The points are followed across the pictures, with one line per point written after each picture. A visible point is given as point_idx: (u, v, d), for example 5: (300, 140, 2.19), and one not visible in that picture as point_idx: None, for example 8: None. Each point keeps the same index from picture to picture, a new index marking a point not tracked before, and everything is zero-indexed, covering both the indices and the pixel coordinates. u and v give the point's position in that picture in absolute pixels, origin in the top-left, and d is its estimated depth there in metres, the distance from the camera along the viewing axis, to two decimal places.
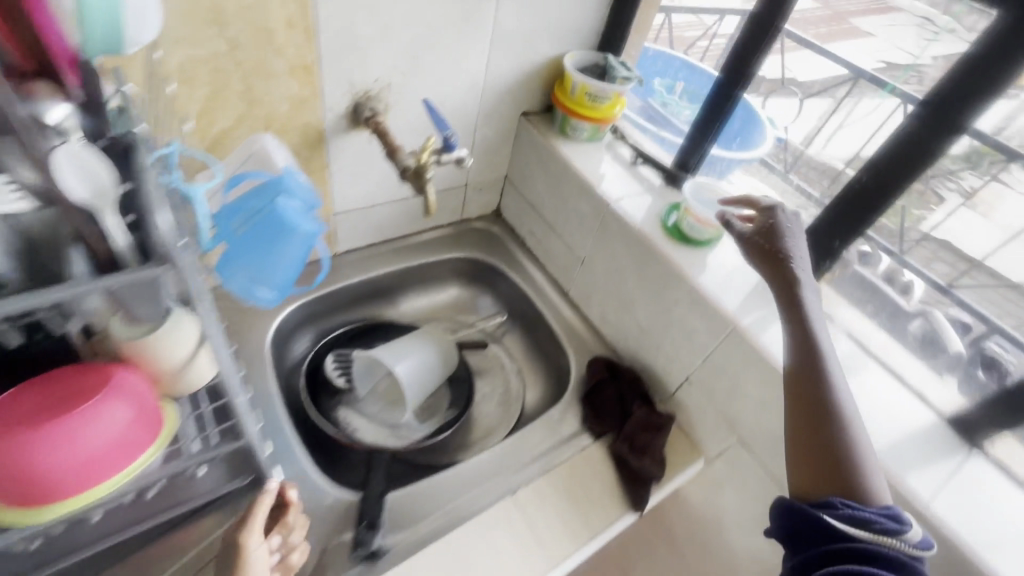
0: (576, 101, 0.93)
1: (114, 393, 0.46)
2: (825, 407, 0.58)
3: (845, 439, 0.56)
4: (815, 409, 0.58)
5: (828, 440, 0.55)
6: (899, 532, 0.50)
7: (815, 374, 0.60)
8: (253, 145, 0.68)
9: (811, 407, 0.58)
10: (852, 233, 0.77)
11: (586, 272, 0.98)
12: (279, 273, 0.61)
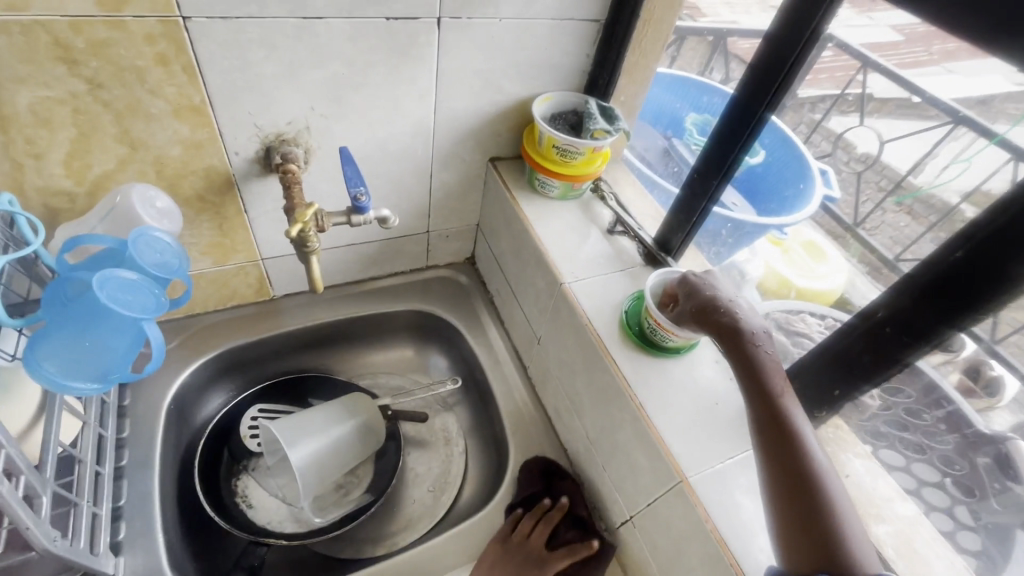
0: (543, 153, 0.78)
1: None
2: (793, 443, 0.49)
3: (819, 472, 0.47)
4: (787, 472, 0.47)
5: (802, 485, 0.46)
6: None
7: (779, 419, 0.50)
8: (116, 198, 0.60)
9: (788, 472, 0.47)
10: (863, 381, 0.54)
11: (542, 354, 0.82)
12: (103, 357, 0.51)
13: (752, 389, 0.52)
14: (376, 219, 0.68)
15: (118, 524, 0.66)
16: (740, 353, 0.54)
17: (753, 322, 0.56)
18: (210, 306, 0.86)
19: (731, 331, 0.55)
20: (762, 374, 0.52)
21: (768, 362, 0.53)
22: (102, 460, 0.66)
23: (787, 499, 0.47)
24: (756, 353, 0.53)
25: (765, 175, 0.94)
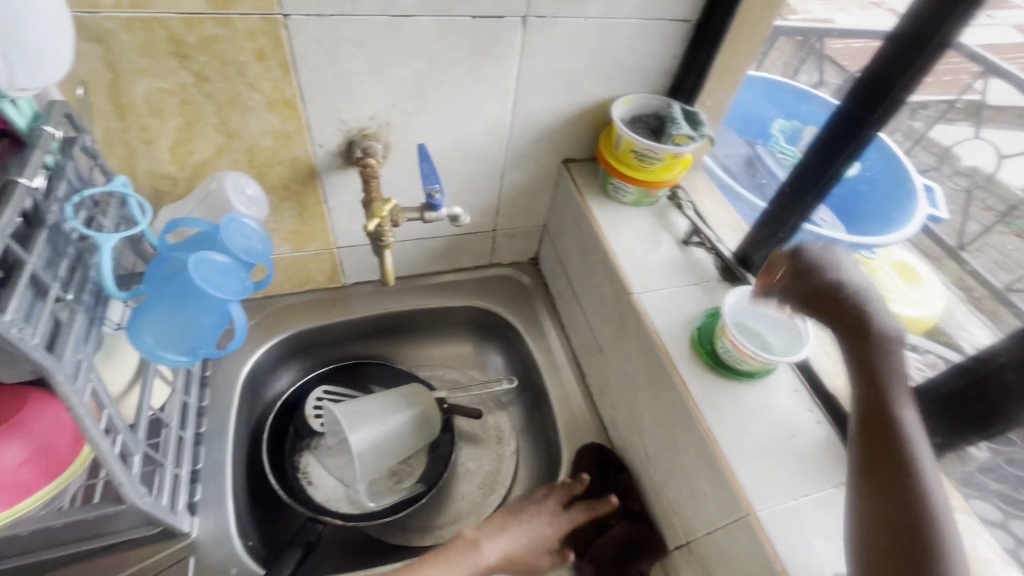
0: (619, 157, 0.76)
1: (16, 431, 0.53)
2: (888, 417, 0.47)
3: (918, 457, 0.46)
4: (888, 493, 0.45)
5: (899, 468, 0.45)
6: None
7: (887, 432, 0.47)
8: (212, 184, 0.64)
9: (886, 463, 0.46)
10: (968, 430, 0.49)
11: (602, 363, 0.80)
12: (193, 334, 0.55)
13: (866, 398, 0.49)
14: (447, 217, 0.68)
15: (195, 486, 0.70)
16: (861, 355, 0.50)
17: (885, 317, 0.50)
18: (286, 288, 0.90)
19: (855, 322, 0.50)
20: (880, 382, 0.48)
21: (891, 367, 0.49)
22: (185, 426, 0.71)
23: (876, 492, 0.46)
24: (877, 357, 0.49)
25: (869, 194, 0.85)
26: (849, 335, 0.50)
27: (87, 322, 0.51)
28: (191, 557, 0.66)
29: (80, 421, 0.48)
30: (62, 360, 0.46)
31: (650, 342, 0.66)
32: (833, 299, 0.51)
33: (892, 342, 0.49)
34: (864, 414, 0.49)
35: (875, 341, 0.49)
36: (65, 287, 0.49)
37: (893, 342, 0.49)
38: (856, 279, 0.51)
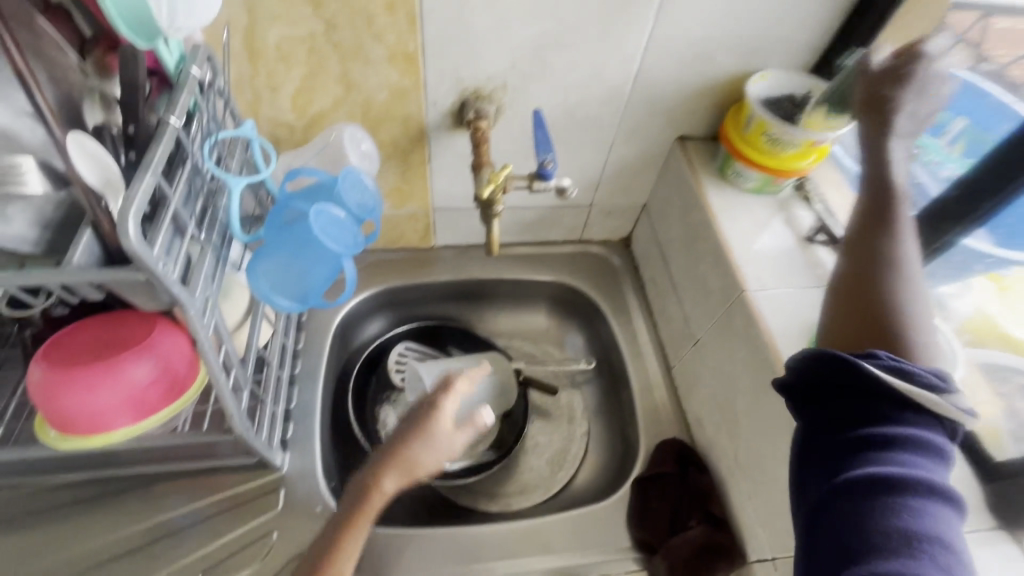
0: (746, 139, 0.69)
1: (148, 352, 0.57)
2: (889, 221, 0.55)
3: (905, 256, 0.53)
4: (871, 326, 0.51)
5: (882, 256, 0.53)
6: (947, 389, 0.46)
7: (882, 234, 0.54)
8: (330, 135, 0.64)
9: (861, 264, 0.54)
10: None
11: (696, 357, 0.76)
12: (303, 283, 0.56)
13: (863, 254, 0.54)
14: (555, 189, 0.65)
15: (288, 424, 0.74)
16: (869, 216, 0.56)
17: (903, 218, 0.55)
18: (380, 244, 0.92)
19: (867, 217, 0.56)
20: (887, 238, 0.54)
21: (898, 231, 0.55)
22: (283, 366, 0.75)
23: (854, 277, 0.54)
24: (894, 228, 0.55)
25: None
26: (867, 210, 0.56)
27: (214, 261, 0.54)
28: (281, 489, 0.70)
29: (204, 353, 0.51)
30: (194, 295, 0.49)
31: (760, 344, 0.62)
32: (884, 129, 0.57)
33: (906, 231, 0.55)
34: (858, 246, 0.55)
35: (891, 212, 0.55)
36: (198, 226, 0.52)
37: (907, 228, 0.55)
38: (900, 124, 0.57)
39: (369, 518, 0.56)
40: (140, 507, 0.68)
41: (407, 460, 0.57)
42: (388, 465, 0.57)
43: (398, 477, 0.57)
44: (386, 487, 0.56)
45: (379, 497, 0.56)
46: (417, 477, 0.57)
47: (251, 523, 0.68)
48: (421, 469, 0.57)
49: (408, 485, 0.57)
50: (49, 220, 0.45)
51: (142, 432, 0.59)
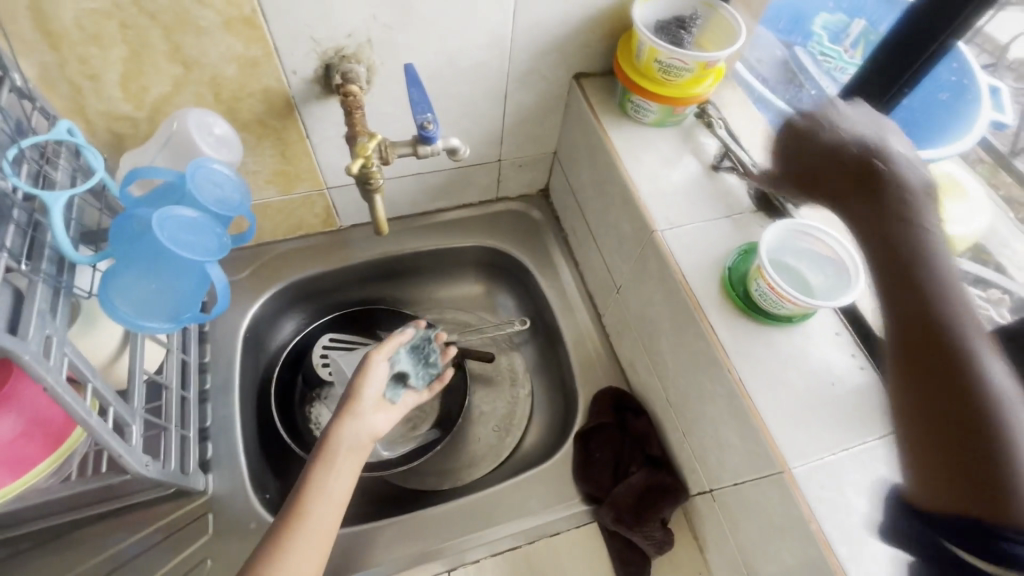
0: (640, 70, 0.65)
1: (6, 406, 0.50)
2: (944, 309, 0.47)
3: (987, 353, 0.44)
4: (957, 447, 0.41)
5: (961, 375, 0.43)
6: None
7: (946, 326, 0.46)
8: (173, 124, 0.56)
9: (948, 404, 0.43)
10: None
11: (621, 304, 0.74)
12: (171, 300, 0.50)
13: (922, 384, 0.45)
14: (444, 151, 0.60)
15: (205, 444, 0.69)
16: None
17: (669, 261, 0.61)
18: (280, 234, 0.84)
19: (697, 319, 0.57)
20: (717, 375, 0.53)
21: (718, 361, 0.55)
22: (187, 385, 0.69)
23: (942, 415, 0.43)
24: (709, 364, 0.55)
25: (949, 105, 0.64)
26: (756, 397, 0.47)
27: (51, 293, 0.46)
28: (210, 513, 0.66)
29: (59, 399, 0.44)
30: (26, 338, 0.42)
31: (675, 284, 0.60)
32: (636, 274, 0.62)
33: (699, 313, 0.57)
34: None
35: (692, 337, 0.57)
36: (17, 257, 0.44)
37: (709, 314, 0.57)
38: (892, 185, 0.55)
39: (344, 452, 0.60)
40: (54, 562, 0.62)
41: (354, 399, 0.65)
42: (341, 411, 0.64)
43: (350, 420, 0.63)
44: (344, 425, 0.62)
45: (341, 432, 0.61)
46: (369, 413, 0.65)
47: (186, 553, 0.64)
48: (365, 404, 0.65)
49: (362, 420, 0.64)
50: None
51: (25, 489, 0.53)
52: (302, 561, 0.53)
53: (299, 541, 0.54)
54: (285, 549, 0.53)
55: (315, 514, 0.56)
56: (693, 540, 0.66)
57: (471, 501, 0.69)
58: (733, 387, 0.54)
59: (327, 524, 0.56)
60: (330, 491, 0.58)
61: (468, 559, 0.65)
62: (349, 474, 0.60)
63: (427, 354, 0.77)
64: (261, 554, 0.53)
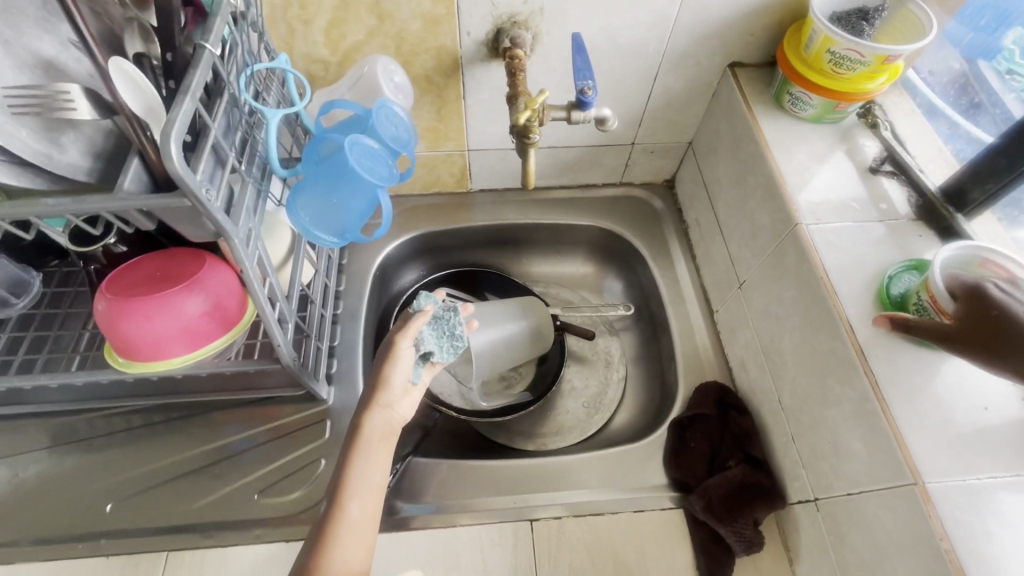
0: (806, 60, 0.64)
1: (197, 287, 0.59)
2: None
3: None
4: None
5: None
6: None
7: None
8: (364, 68, 0.63)
9: None
10: None
11: (741, 300, 0.73)
12: (342, 218, 0.57)
13: None
14: (594, 119, 0.62)
15: (332, 360, 0.77)
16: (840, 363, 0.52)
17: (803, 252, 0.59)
18: (417, 189, 0.92)
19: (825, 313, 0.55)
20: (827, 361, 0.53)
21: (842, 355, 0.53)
22: (326, 306, 0.77)
23: None
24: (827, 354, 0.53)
25: None
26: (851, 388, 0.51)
27: (255, 195, 0.54)
28: (327, 420, 0.73)
29: (249, 283, 0.52)
30: (237, 226, 0.50)
31: (814, 281, 0.58)
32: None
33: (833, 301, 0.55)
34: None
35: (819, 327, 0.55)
36: (238, 158, 0.52)
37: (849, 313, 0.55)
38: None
39: (377, 441, 0.55)
40: (198, 433, 0.72)
41: (379, 388, 0.57)
42: (367, 400, 0.57)
43: (376, 410, 0.56)
44: (371, 416, 0.56)
45: (371, 420, 0.56)
46: (397, 403, 0.58)
47: (304, 449, 0.71)
48: (393, 392, 0.58)
49: (391, 410, 0.57)
50: (99, 150, 0.47)
51: (197, 361, 0.62)
52: (349, 557, 0.49)
53: (342, 535, 0.49)
54: (329, 546, 0.49)
55: (353, 508, 0.51)
56: (783, 552, 0.63)
57: (560, 463, 0.71)
58: (868, 391, 0.51)
59: (370, 515, 0.52)
60: (366, 481, 0.52)
61: (539, 514, 0.66)
62: (383, 463, 0.55)
63: (451, 326, 0.63)
64: (303, 557, 0.48)
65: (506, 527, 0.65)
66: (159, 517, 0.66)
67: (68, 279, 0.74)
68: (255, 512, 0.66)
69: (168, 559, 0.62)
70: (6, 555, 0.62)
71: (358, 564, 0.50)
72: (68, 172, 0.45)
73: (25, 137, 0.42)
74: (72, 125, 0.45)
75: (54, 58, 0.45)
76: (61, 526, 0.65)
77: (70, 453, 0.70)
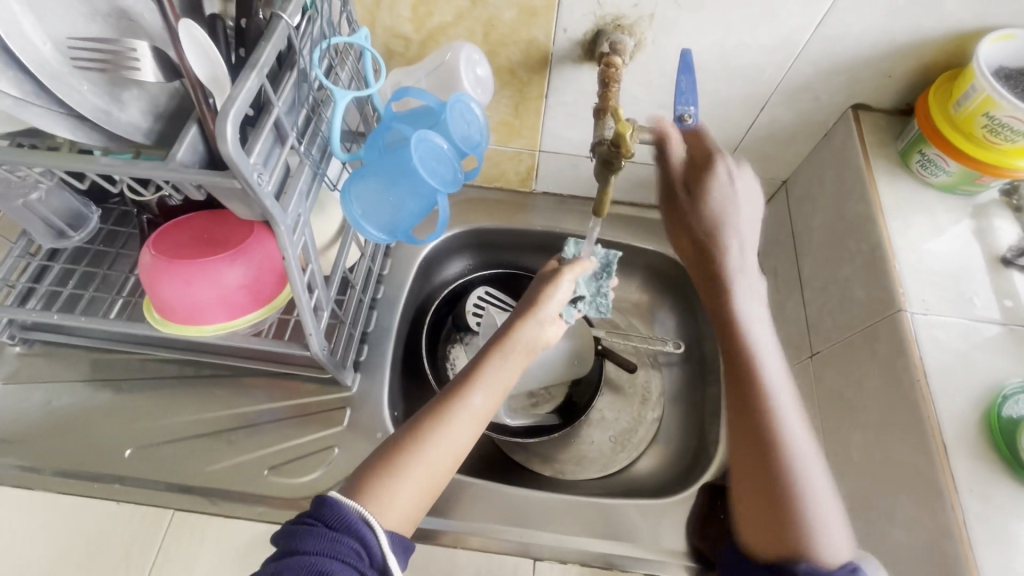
0: (952, 120, 0.55)
1: (239, 259, 0.57)
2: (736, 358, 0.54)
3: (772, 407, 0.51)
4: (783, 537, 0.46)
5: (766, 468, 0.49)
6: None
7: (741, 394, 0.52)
8: (447, 54, 0.58)
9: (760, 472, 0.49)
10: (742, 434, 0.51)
11: (809, 373, 0.65)
12: (393, 216, 0.53)
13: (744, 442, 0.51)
14: None
15: (362, 346, 0.75)
16: (764, 465, 0.49)
17: (752, 316, 0.56)
18: (478, 181, 0.86)
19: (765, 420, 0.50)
20: (788, 485, 0.48)
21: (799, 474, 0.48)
22: (366, 290, 0.75)
23: (756, 484, 0.49)
24: (789, 478, 0.48)
25: None
26: (761, 481, 0.49)
27: (311, 177, 0.51)
28: (347, 408, 0.71)
29: (290, 271, 0.49)
30: (286, 211, 0.46)
31: (908, 379, 0.50)
32: (740, 367, 0.53)
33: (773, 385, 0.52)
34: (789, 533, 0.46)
35: (777, 449, 0.49)
36: (300, 137, 0.49)
37: (787, 409, 0.51)
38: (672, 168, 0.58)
39: (520, 348, 0.57)
40: (223, 397, 0.72)
41: (539, 303, 0.59)
42: (526, 310, 0.59)
43: (532, 322, 0.58)
44: (526, 323, 0.58)
45: (523, 329, 0.57)
46: (550, 323, 0.59)
47: (316, 434, 0.70)
48: (549, 312, 0.60)
49: (544, 327, 0.59)
50: (161, 112, 0.45)
51: (230, 331, 0.61)
52: (457, 437, 0.52)
53: (460, 416, 0.52)
54: (444, 419, 0.52)
55: (476, 400, 0.54)
56: None
57: (575, 502, 0.67)
58: (951, 527, 0.44)
59: (486, 411, 0.54)
60: (495, 377, 0.55)
61: (543, 553, 0.63)
62: (517, 370, 0.57)
63: (600, 280, 0.69)
64: (421, 417, 0.52)
65: (508, 561, 0.62)
66: (172, 473, 0.66)
67: (124, 219, 0.74)
68: (262, 487, 0.65)
69: (173, 517, 0.63)
70: (28, 480, 0.64)
71: (460, 449, 0.52)
72: (127, 131, 0.43)
73: (87, 91, 0.40)
74: (138, 85, 0.43)
75: (129, 7, 0.42)
76: (82, 462, 0.66)
77: (102, 390, 0.72)
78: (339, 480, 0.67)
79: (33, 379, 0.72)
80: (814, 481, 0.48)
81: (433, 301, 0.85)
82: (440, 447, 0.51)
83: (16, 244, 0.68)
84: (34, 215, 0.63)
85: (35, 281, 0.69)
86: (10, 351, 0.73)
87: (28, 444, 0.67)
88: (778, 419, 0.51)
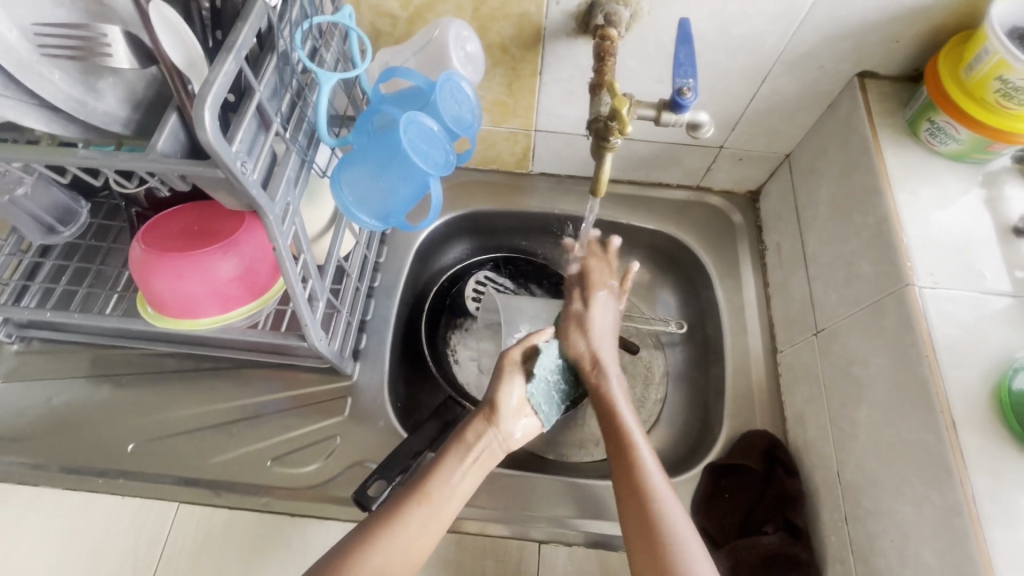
0: (960, 85, 0.54)
1: (231, 249, 0.56)
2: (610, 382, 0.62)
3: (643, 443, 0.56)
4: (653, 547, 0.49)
5: (630, 481, 0.53)
6: None
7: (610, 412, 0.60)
8: (435, 31, 0.56)
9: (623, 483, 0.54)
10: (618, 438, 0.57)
11: (815, 351, 0.64)
12: (386, 203, 0.51)
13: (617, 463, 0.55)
14: (686, 124, 0.53)
15: (361, 335, 0.74)
16: (632, 485, 0.53)
17: (611, 362, 0.64)
18: (474, 163, 0.84)
19: (627, 451, 0.55)
20: (643, 482, 0.53)
21: (661, 505, 0.52)
22: (363, 278, 0.74)
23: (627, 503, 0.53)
24: (652, 502, 0.52)
25: None
26: (629, 487, 0.53)
27: (298, 165, 0.50)
28: (348, 398, 0.71)
29: (281, 262, 0.48)
30: (274, 201, 0.45)
31: (916, 355, 0.49)
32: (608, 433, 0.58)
33: (628, 419, 0.59)
34: (645, 519, 0.51)
35: (643, 479, 0.53)
36: (285, 123, 0.48)
37: (641, 438, 0.57)
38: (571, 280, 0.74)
39: (476, 454, 0.58)
40: (224, 389, 0.71)
41: (492, 407, 0.60)
42: (478, 416, 0.60)
43: (483, 424, 0.59)
44: (477, 426, 0.59)
45: (481, 434, 0.59)
46: (506, 425, 0.60)
47: (319, 424, 0.69)
48: (505, 412, 0.60)
49: (500, 430, 0.60)
50: (140, 99, 0.43)
51: (225, 325, 0.60)
52: (409, 546, 0.50)
53: (414, 520, 0.52)
54: (397, 520, 0.51)
55: (438, 502, 0.53)
56: None
57: (578, 486, 0.67)
58: (961, 505, 0.44)
59: (445, 516, 0.53)
60: (453, 483, 0.55)
61: (550, 537, 0.63)
62: (476, 477, 0.57)
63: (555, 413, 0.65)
64: (374, 521, 0.51)
65: (513, 545, 0.62)
66: (175, 466, 0.66)
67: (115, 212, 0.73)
68: (266, 479, 0.65)
69: (178, 510, 0.63)
70: (35, 477, 0.64)
71: (415, 558, 0.50)
72: (108, 122, 0.42)
73: (60, 82, 0.39)
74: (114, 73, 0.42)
75: None
76: (86, 457, 0.66)
77: (103, 385, 0.71)
78: (343, 468, 0.66)
79: (32, 376, 0.71)
80: (680, 519, 0.51)
81: (431, 288, 0.84)
82: (390, 554, 0.49)
83: (7, 241, 0.67)
84: (22, 211, 0.62)
85: (29, 279, 0.68)
86: (9, 350, 0.73)
87: (32, 442, 0.67)
88: (639, 447, 0.56)
